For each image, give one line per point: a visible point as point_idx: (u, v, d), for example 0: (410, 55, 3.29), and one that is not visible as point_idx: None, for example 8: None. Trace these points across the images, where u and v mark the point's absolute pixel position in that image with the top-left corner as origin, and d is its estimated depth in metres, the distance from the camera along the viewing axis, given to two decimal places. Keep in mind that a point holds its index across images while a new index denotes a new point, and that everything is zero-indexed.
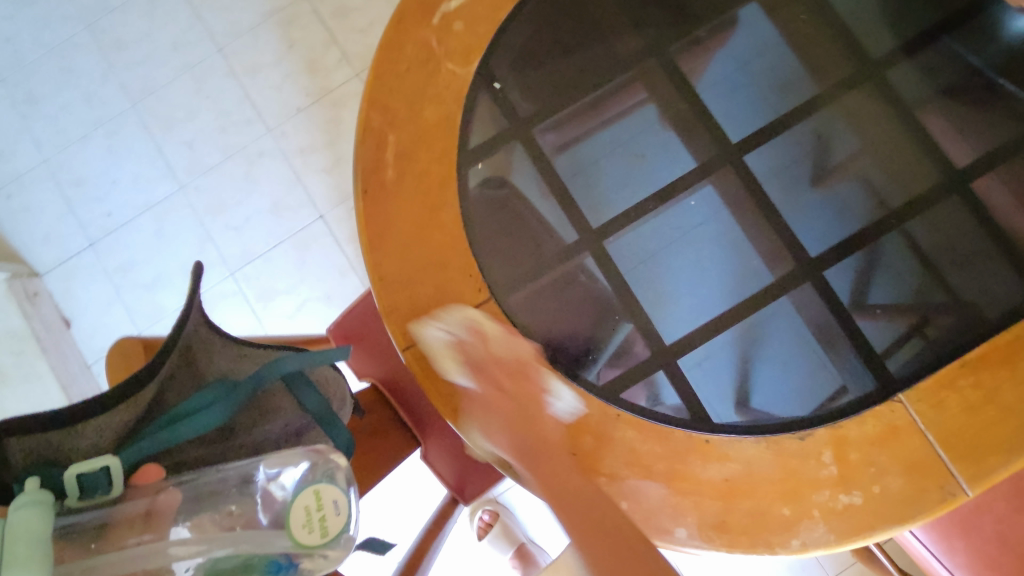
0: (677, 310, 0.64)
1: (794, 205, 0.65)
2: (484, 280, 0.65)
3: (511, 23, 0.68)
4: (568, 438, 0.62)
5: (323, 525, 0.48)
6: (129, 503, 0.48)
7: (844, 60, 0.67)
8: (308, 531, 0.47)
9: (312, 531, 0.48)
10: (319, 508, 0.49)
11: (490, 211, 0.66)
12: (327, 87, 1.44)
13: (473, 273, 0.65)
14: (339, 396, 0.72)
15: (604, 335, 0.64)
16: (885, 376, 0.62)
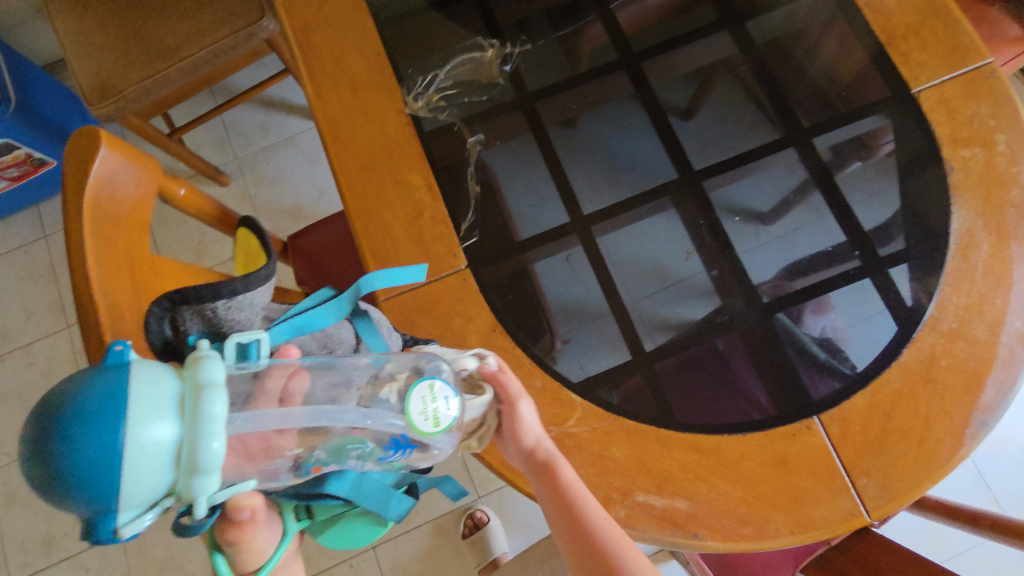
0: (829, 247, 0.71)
1: (739, 138, 0.75)
2: (798, 420, 0.65)
3: (533, 352, 0.68)
4: (957, 364, 0.65)
5: (434, 415, 0.50)
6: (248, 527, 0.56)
7: (617, 79, 0.78)
8: (425, 419, 0.49)
9: (428, 419, 0.49)
10: (433, 399, 0.50)
11: (725, 403, 0.67)
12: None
13: (792, 430, 0.65)
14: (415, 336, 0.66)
15: (852, 310, 0.69)
16: (896, 95, 0.74)
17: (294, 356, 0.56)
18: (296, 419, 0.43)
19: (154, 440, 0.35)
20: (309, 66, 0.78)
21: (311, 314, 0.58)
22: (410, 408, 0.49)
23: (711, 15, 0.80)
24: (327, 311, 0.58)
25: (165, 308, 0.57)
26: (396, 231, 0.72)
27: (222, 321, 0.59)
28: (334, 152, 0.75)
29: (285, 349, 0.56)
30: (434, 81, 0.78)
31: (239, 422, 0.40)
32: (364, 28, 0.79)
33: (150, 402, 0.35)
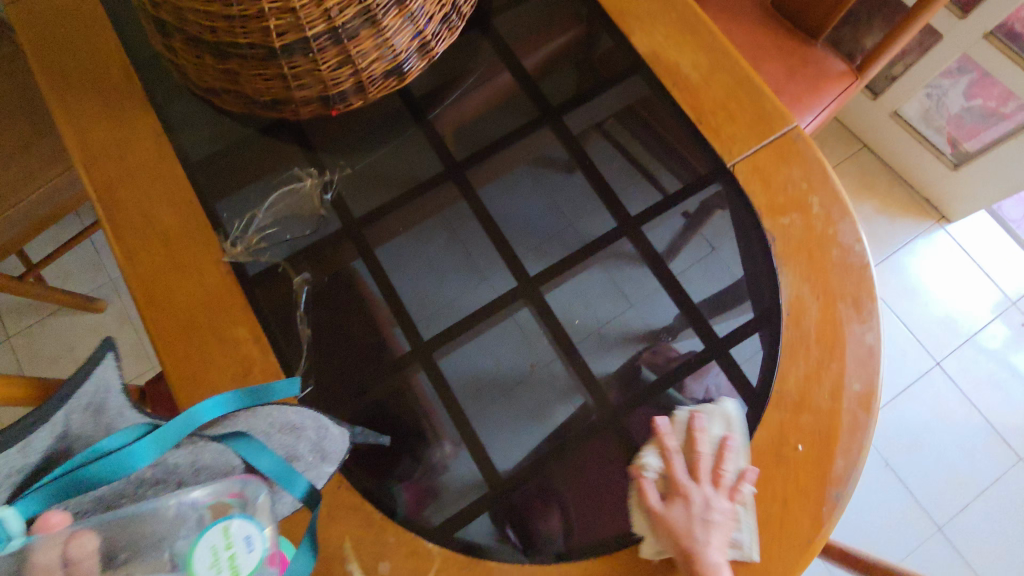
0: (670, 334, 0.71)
1: (570, 235, 0.75)
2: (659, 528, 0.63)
3: (385, 502, 0.65)
4: (805, 440, 0.65)
5: (231, 564, 0.41)
6: None
7: (443, 193, 0.77)
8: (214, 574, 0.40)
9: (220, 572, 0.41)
10: (225, 546, 0.42)
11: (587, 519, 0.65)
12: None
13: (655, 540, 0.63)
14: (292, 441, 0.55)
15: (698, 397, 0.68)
16: (712, 172, 0.76)
17: (62, 523, 0.40)
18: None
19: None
20: (115, 225, 0.74)
21: (113, 464, 0.41)
22: (194, 563, 0.40)
23: (529, 113, 0.80)
24: (146, 455, 0.43)
25: None
26: (225, 392, 0.68)
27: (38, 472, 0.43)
28: (151, 317, 0.71)
29: (44, 519, 0.40)
30: (253, 222, 0.75)
31: None
32: (172, 176, 0.76)
33: None
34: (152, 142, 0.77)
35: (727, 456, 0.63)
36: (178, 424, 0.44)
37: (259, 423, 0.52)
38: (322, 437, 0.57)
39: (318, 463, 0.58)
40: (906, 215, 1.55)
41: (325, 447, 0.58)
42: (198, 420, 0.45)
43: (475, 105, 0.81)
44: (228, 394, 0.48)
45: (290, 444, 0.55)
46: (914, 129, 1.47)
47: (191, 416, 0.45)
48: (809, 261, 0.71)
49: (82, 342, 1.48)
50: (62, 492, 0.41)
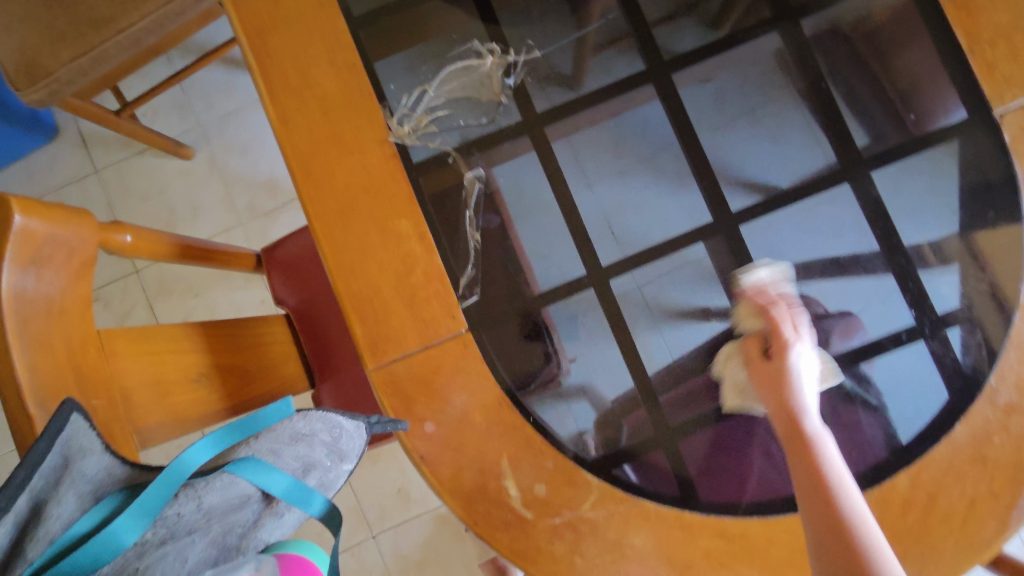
0: (839, 321, 0.63)
1: (782, 166, 0.64)
2: None
3: (545, 429, 0.62)
4: (1011, 440, 0.59)
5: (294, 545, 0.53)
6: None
7: (641, 95, 0.65)
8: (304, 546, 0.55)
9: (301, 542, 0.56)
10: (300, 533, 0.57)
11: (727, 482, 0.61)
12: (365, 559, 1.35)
13: None
14: (328, 436, 0.56)
15: (898, 377, 0.61)
16: (970, 120, 0.63)
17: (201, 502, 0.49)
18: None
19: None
20: (270, 82, 0.65)
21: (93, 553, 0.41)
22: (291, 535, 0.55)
23: (675, 40, 0.65)
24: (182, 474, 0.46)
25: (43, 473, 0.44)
26: (383, 288, 0.63)
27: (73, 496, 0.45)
28: (307, 195, 0.63)
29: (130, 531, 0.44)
30: (423, 99, 0.65)
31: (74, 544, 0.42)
32: (333, 30, 0.65)
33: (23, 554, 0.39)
34: None
35: (880, 432, 0.61)
36: (169, 474, 0.46)
37: (263, 446, 0.52)
38: (336, 438, 0.57)
39: (337, 463, 0.57)
40: None
41: (342, 447, 0.57)
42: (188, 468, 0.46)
43: None
44: (211, 434, 0.50)
45: (305, 453, 0.54)
46: None
47: (185, 460, 0.46)
48: None
49: (170, 187, 1.44)
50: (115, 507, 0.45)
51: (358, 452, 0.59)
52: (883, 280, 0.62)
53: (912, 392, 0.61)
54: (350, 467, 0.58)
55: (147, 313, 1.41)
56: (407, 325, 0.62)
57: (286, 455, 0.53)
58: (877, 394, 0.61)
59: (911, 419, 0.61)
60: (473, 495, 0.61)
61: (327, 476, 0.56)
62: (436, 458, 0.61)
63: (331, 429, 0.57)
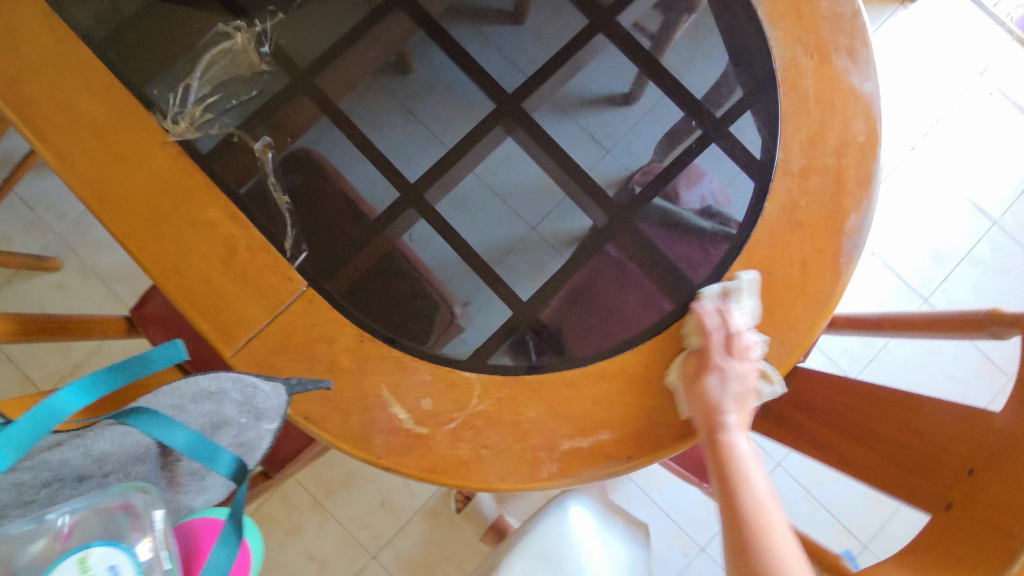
0: (681, 172, 0.67)
1: (540, 42, 0.70)
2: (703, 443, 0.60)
3: (413, 347, 0.64)
4: (815, 199, 0.65)
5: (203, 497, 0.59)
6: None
7: (394, 22, 0.69)
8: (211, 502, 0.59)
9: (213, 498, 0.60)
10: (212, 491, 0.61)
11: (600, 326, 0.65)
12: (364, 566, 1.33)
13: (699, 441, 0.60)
14: (238, 399, 0.57)
15: (698, 182, 0.67)
16: None
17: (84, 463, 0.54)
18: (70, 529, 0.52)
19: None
20: (34, 125, 0.64)
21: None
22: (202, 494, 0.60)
23: None
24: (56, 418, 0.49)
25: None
26: (213, 277, 0.63)
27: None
28: (109, 218, 0.63)
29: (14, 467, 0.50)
30: (190, 92, 0.66)
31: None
32: (80, 59, 0.65)
33: None
34: (44, 22, 0.66)
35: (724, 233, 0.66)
36: (39, 413, 0.49)
37: (165, 401, 0.56)
38: (248, 395, 0.57)
39: (254, 422, 0.58)
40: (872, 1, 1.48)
41: (256, 405, 0.58)
42: (61, 410, 0.49)
43: None
44: (91, 376, 0.51)
45: (213, 411, 0.57)
46: None
47: (53, 406, 0.49)
48: (796, 17, 0.67)
49: (48, 304, 1.40)
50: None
51: (281, 415, 0.59)
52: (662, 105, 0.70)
53: (726, 190, 0.67)
54: (270, 427, 0.58)
55: None
56: (248, 302, 0.63)
57: (192, 412, 0.56)
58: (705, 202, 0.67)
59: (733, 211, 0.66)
60: (366, 434, 0.62)
61: (245, 435, 0.58)
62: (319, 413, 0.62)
63: (243, 391, 0.57)
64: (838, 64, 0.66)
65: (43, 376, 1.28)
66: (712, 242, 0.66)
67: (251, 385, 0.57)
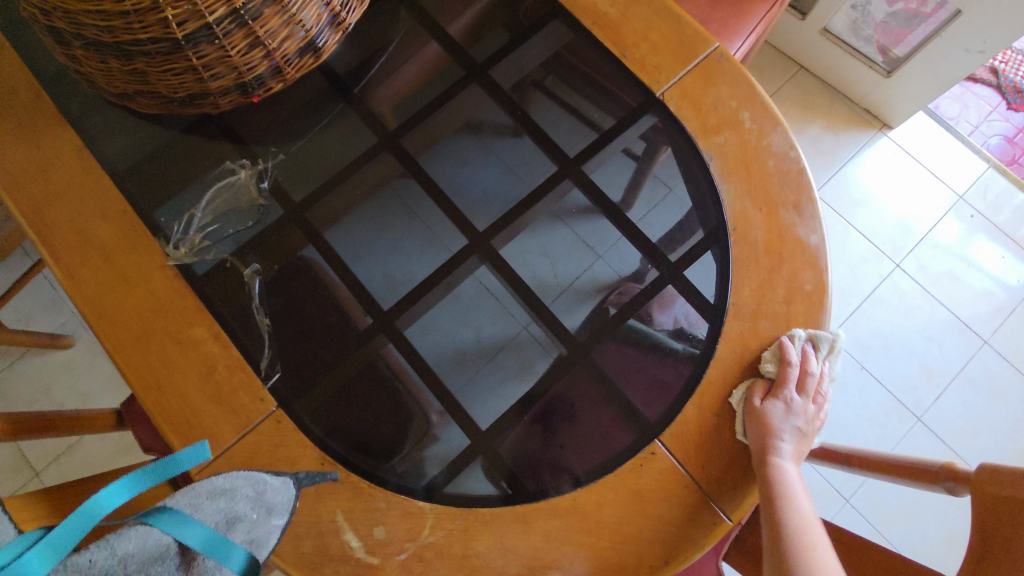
0: (653, 296, 0.71)
1: (510, 183, 0.76)
2: None
3: (374, 471, 0.66)
4: (764, 342, 0.68)
5: None
6: None
7: (380, 164, 0.76)
8: None
9: None
10: None
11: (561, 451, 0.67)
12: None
13: None
14: (254, 493, 0.58)
15: (659, 308, 0.71)
16: (643, 103, 0.77)
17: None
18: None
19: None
20: (52, 247, 0.72)
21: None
22: None
23: (394, 114, 0.78)
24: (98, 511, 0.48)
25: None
26: (191, 394, 0.67)
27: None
28: (105, 334, 0.69)
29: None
30: (193, 222, 0.73)
31: None
32: (101, 188, 0.74)
33: None
34: (76, 157, 0.75)
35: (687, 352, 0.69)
36: (76, 517, 0.47)
37: (182, 499, 0.55)
38: (260, 492, 0.58)
39: (265, 517, 0.57)
40: (849, 129, 1.58)
41: (268, 500, 0.58)
42: (98, 510, 0.47)
43: (362, 83, 0.79)
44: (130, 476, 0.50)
45: (227, 506, 0.55)
46: (846, 43, 1.49)
47: (90, 507, 0.47)
48: (745, 174, 0.73)
49: (54, 382, 1.45)
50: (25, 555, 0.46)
51: (288, 508, 0.60)
52: (618, 244, 0.75)
53: (683, 323, 0.70)
54: (280, 521, 0.58)
55: None
56: (219, 419, 0.66)
57: (207, 510, 0.54)
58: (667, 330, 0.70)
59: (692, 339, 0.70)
60: (317, 559, 0.62)
61: (257, 531, 0.56)
62: None
63: (259, 485, 0.59)
64: (784, 218, 0.71)
65: (36, 456, 1.30)
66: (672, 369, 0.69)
67: (265, 482, 0.59)
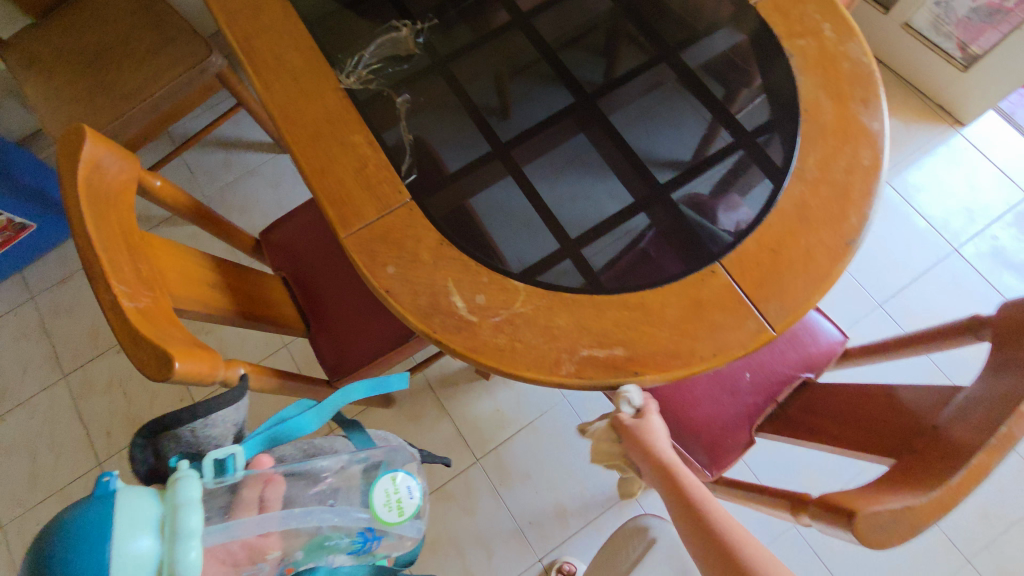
0: (722, 202, 0.81)
1: (617, 60, 0.91)
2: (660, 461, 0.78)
3: (479, 257, 0.81)
4: (820, 202, 0.79)
5: (399, 505, 0.76)
6: (245, 484, 0.72)
7: (512, 35, 0.94)
8: (388, 510, 0.75)
9: (391, 509, 0.75)
10: (396, 493, 0.76)
11: (634, 269, 0.79)
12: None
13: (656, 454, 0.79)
14: (396, 455, 0.90)
15: (726, 208, 0.81)
16: (737, 10, 0.91)
17: (268, 464, 0.78)
18: (271, 523, 0.68)
19: (138, 549, 0.56)
20: (255, 64, 0.92)
21: (296, 425, 0.80)
22: (377, 502, 0.75)
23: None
24: (305, 425, 0.81)
25: (147, 441, 0.70)
26: (346, 179, 0.85)
27: (198, 441, 0.71)
28: (286, 129, 0.88)
29: (259, 461, 0.78)
30: (362, 59, 0.92)
31: (214, 533, 0.64)
32: (296, 29, 0.95)
33: (134, 526, 0.57)
34: (280, 5, 0.96)
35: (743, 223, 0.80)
36: (340, 395, 0.83)
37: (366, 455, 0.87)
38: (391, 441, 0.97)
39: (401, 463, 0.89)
40: (921, 121, 1.66)
41: (394, 456, 0.90)
42: (351, 395, 0.83)
43: None
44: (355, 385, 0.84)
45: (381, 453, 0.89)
46: (927, 39, 1.59)
47: (347, 393, 0.83)
48: (821, 71, 0.86)
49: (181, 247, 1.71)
50: (258, 446, 0.78)
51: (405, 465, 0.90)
52: (694, 139, 0.86)
53: (741, 210, 0.81)
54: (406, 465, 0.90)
55: None
56: (365, 200, 0.84)
57: (365, 459, 0.87)
58: (732, 204, 0.81)
59: (746, 217, 0.80)
60: (427, 313, 0.78)
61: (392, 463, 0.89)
62: (396, 290, 0.79)
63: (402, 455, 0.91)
64: (850, 109, 0.83)
65: None
66: (734, 222, 0.80)
67: (404, 460, 0.90)
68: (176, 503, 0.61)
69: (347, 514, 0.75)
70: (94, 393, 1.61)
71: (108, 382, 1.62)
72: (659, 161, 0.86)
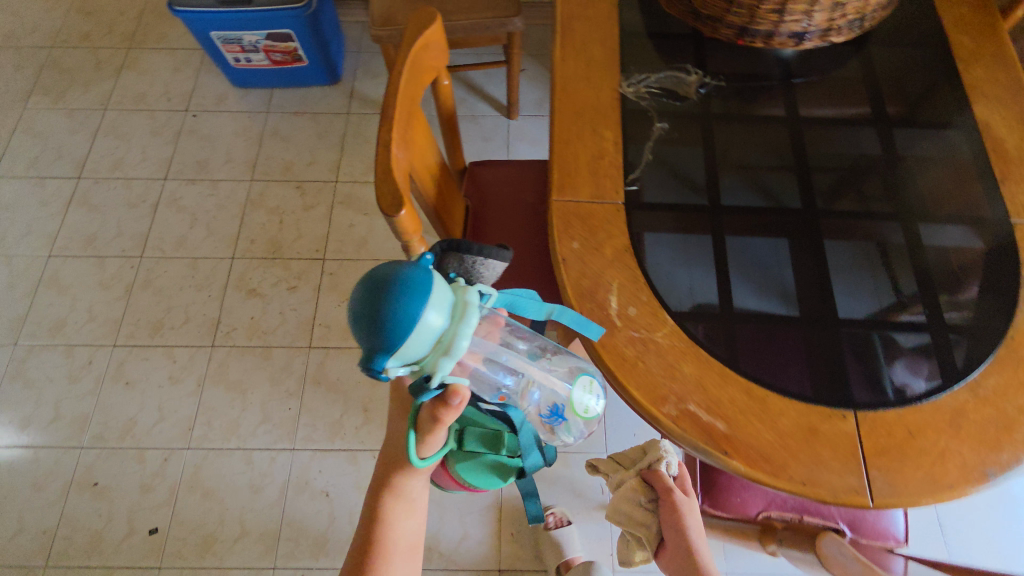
0: (907, 359, 0.83)
1: (857, 196, 0.95)
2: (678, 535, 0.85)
3: (651, 278, 0.88)
4: (979, 421, 0.78)
5: (585, 409, 0.74)
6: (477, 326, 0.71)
7: (778, 128, 1.01)
8: (577, 408, 0.74)
9: (580, 409, 0.74)
10: (590, 400, 0.75)
11: (774, 369, 0.82)
12: (367, 478, 1.51)
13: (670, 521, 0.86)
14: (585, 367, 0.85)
15: (907, 368, 0.82)
16: (996, 216, 0.91)
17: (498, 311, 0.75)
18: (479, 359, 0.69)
19: (428, 322, 0.57)
20: (564, 42, 1.08)
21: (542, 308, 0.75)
22: (573, 398, 0.74)
23: (807, 109, 1.03)
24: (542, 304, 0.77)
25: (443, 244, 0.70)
26: (581, 160, 0.96)
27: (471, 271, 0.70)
28: (559, 98, 1.02)
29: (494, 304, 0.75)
30: (646, 80, 1.04)
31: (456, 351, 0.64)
32: (609, 33, 1.09)
33: (436, 302, 0.58)
34: (607, 12, 1.12)
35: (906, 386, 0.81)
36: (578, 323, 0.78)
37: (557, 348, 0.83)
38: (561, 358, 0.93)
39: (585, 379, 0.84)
40: None
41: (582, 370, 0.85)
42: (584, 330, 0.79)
43: (799, 81, 1.05)
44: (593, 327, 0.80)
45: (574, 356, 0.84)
46: None
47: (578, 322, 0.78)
48: None
49: None
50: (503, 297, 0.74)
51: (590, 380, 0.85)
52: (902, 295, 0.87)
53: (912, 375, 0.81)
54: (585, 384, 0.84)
55: (325, 212, 1.86)
56: (587, 183, 0.94)
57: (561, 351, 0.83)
58: (900, 369, 0.82)
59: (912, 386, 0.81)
60: (584, 294, 0.86)
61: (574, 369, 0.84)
62: (570, 264, 0.88)
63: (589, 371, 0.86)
64: None
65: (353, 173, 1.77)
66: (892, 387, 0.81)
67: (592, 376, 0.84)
68: (459, 307, 0.61)
69: (550, 387, 0.75)
70: (259, 208, 1.87)
71: (273, 206, 1.87)
72: (855, 292, 0.88)
